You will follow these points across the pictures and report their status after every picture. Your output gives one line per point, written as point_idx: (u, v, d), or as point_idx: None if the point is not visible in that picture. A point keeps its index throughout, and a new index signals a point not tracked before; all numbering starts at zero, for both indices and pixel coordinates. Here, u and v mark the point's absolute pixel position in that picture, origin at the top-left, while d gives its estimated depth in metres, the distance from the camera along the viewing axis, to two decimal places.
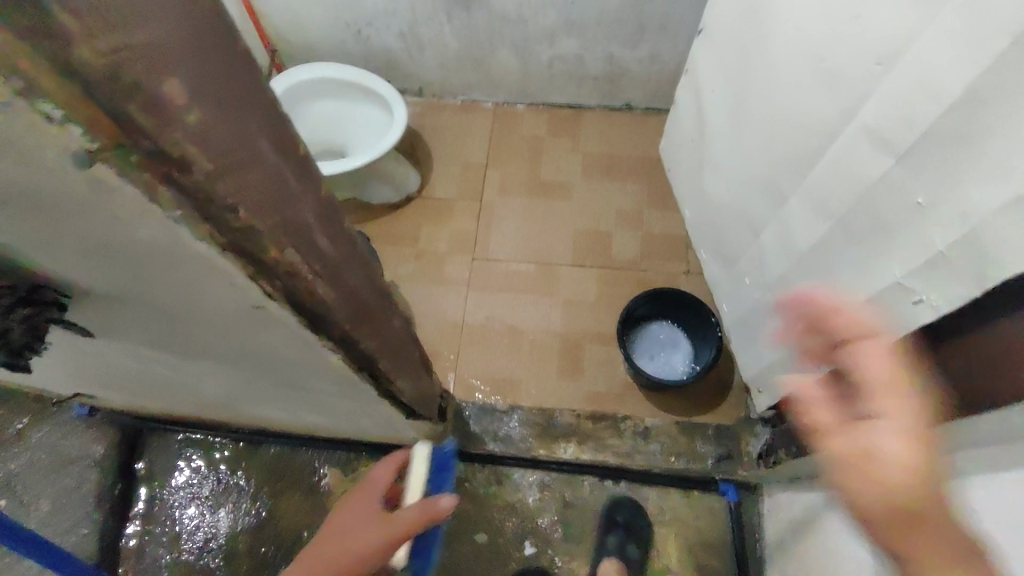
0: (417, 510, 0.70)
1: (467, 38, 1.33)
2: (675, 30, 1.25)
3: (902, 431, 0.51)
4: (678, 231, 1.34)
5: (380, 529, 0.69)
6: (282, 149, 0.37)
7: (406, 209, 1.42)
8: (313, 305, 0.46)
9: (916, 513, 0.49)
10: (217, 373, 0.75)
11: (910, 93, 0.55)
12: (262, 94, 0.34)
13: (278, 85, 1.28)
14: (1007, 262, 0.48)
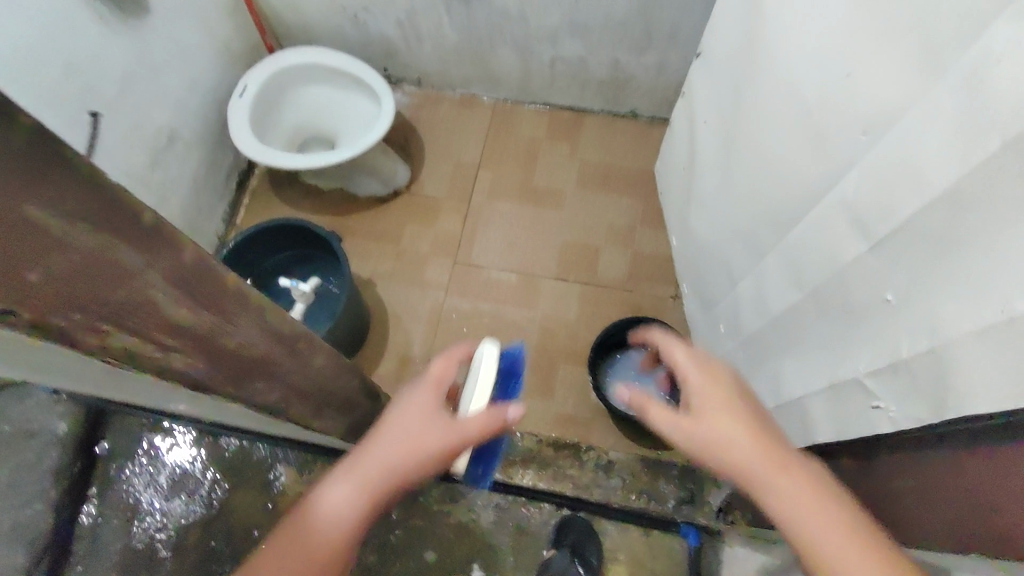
0: (484, 416, 0.64)
1: (466, 32, 1.26)
2: (685, 41, 1.16)
3: (694, 392, 0.61)
4: (667, 253, 1.29)
5: (448, 430, 0.63)
6: (120, 233, 0.33)
7: (392, 204, 1.36)
8: (174, 369, 0.43)
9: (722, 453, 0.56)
10: (135, 395, 0.70)
11: (890, 178, 0.48)
12: (81, 178, 0.30)
13: (266, 69, 1.24)
14: (963, 397, 0.42)
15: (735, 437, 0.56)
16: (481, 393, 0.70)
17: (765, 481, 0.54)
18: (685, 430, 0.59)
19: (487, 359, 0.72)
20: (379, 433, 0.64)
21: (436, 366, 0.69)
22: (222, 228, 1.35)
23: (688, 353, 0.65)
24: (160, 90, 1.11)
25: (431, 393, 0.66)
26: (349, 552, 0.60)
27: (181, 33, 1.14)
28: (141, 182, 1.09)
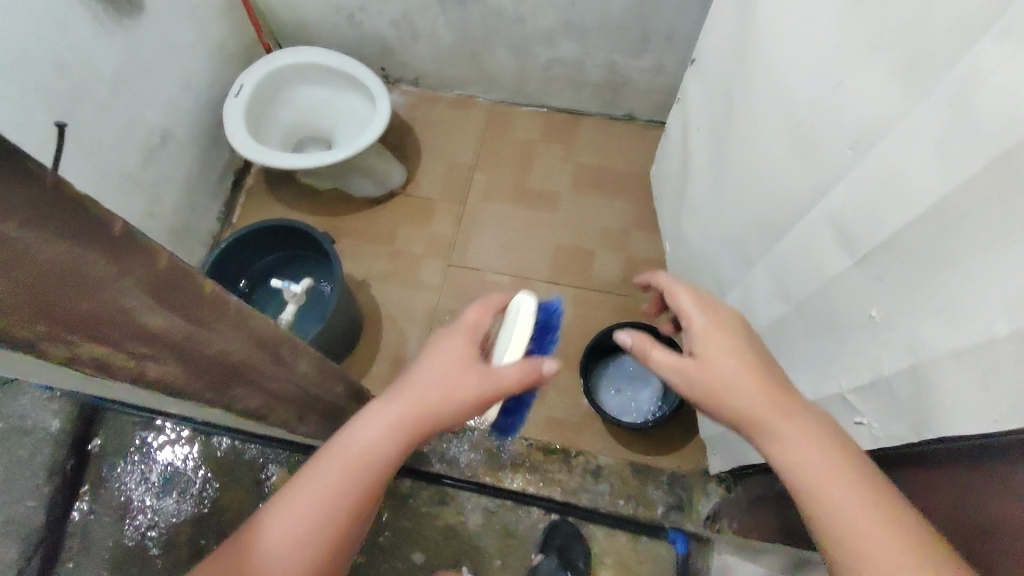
0: (518, 367, 0.62)
1: (462, 32, 1.25)
2: (682, 44, 1.16)
3: (698, 335, 0.59)
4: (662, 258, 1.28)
5: (480, 378, 0.61)
6: (92, 244, 0.33)
7: (387, 205, 1.36)
8: (144, 376, 0.43)
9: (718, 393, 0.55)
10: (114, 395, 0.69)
11: (875, 193, 0.48)
12: (52, 193, 0.30)
13: (262, 68, 1.24)
14: (940, 417, 0.42)
15: (737, 378, 0.54)
16: (516, 346, 0.66)
17: (766, 421, 0.51)
18: (686, 373, 0.58)
19: (523, 312, 0.68)
20: (410, 375, 0.63)
21: (471, 312, 0.67)
22: (216, 226, 1.35)
23: (693, 297, 0.63)
24: (153, 88, 1.11)
25: (464, 339, 0.64)
26: (373, 490, 0.60)
27: (175, 32, 1.14)
28: (133, 181, 1.10)
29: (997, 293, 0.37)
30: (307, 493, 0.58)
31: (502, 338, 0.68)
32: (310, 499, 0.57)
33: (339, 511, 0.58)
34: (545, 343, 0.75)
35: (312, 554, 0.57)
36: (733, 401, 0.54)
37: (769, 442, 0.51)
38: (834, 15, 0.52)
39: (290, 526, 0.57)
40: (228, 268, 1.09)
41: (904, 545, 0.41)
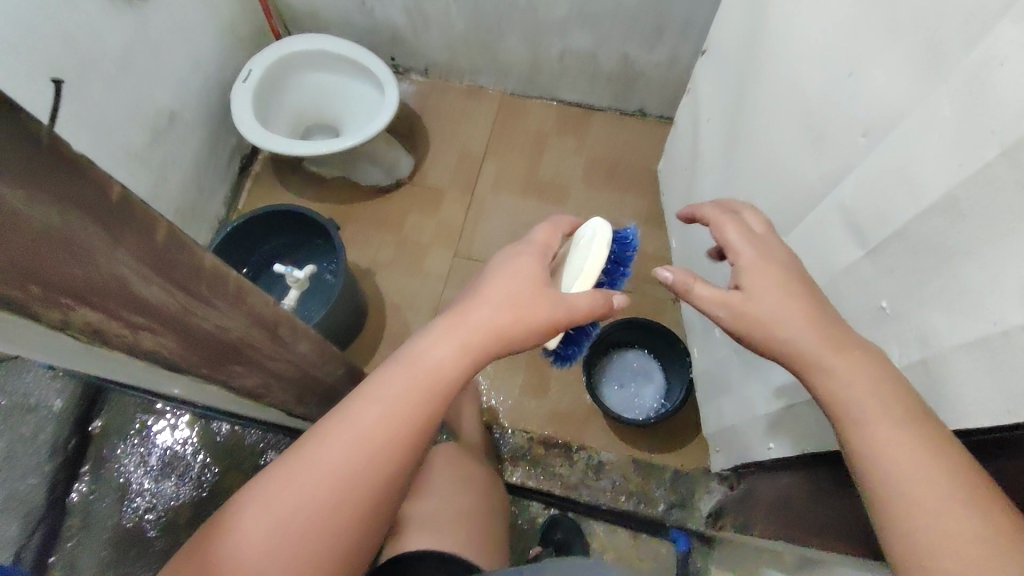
0: (591, 297, 0.62)
1: (474, 20, 1.25)
2: (697, 34, 1.16)
3: (745, 268, 0.55)
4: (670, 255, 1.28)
5: (554, 301, 0.60)
6: (86, 213, 0.32)
7: (394, 194, 1.36)
8: (138, 348, 0.43)
9: (761, 325, 0.52)
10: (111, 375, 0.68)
11: (889, 183, 0.46)
12: (48, 158, 0.29)
13: (271, 54, 1.25)
14: (964, 413, 0.40)
15: (788, 318, 0.51)
16: (587, 275, 0.65)
17: (820, 360, 0.48)
18: (732, 307, 0.54)
19: (597, 242, 0.65)
20: (481, 294, 0.59)
21: (542, 234, 0.66)
22: (223, 211, 1.35)
23: (743, 229, 0.58)
24: (161, 68, 1.11)
25: (536, 259, 0.63)
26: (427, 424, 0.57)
27: (185, 12, 1.14)
28: (140, 159, 1.10)
29: (1013, 284, 0.35)
30: (356, 416, 0.54)
31: (574, 264, 0.66)
32: (362, 424, 0.54)
33: (392, 440, 0.55)
34: (617, 276, 0.78)
35: (358, 483, 0.54)
36: (780, 339, 0.51)
37: (820, 377, 0.48)
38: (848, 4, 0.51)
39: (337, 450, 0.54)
40: (239, 240, 1.09)
41: (950, 482, 0.40)
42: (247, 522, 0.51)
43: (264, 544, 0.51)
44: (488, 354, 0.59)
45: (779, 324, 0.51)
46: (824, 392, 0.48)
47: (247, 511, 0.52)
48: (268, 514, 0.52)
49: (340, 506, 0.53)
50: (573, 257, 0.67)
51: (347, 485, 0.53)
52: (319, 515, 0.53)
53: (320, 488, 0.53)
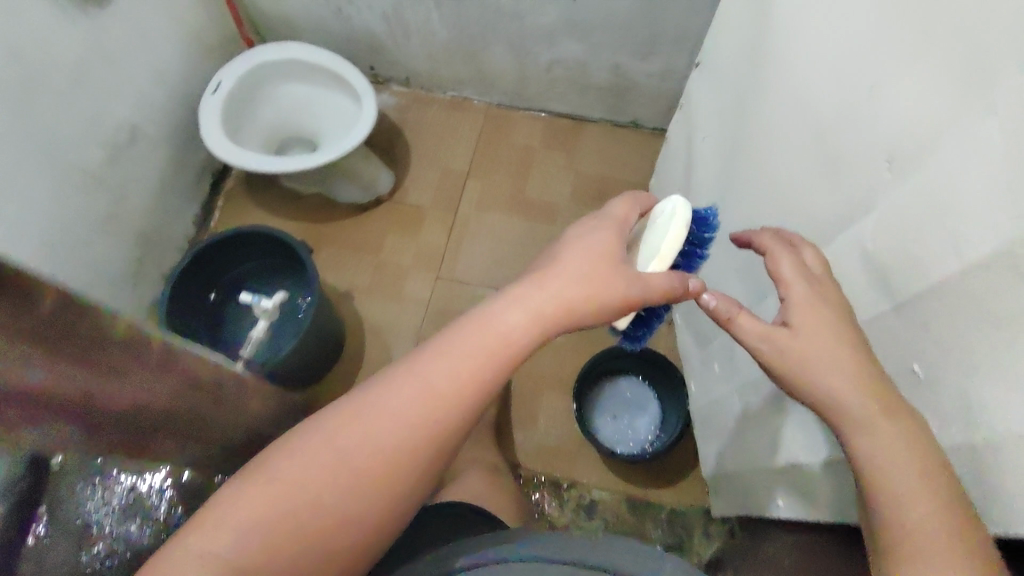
0: (668, 276, 0.58)
1: (457, 29, 1.20)
2: (692, 44, 1.12)
3: (795, 306, 0.47)
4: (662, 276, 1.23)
5: (626, 278, 0.58)
6: None
7: (375, 211, 1.31)
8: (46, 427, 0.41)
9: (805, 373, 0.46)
10: None
11: (923, 222, 0.40)
12: None
13: (242, 65, 1.18)
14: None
15: (842, 375, 0.44)
16: (664, 256, 0.61)
17: (870, 428, 0.42)
18: (775, 346, 0.48)
19: (677, 217, 0.61)
20: (551, 270, 0.59)
21: (619, 207, 0.64)
22: (192, 230, 1.28)
23: (800, 261, 0.50)
24: (120, 80, 1.04)
25: (612, 231, 0.61)
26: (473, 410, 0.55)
27: (148, 20, 1.07)
28: (96, 180, 1.03)
29: None
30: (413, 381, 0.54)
31: (650, 243, 0.63)
32: (417, 394, 0.54)
33: (443, 415, 0.54)
34: (694, 258, 0.70)
35: (403, 452, 0.53)
36: (835, 396, 0.44)
37: (856, 441, 0.42)
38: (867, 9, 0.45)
39: (384, 417, 0.53)
40: (204, 265, 1.01)
41: None
42: (285, 471, 0.51)
43: (292, 490, 0.50)
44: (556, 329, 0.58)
45: (830, 384, 0.44)
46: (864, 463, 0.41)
47: (288, 458, 0.51)
48: (307, 465, 0.51)
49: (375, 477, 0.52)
50: (651, 233, 0.63)
51: (391, 454, 0.52)
52: (357, 478, 0.51)
53: (364, 451, 0.52)
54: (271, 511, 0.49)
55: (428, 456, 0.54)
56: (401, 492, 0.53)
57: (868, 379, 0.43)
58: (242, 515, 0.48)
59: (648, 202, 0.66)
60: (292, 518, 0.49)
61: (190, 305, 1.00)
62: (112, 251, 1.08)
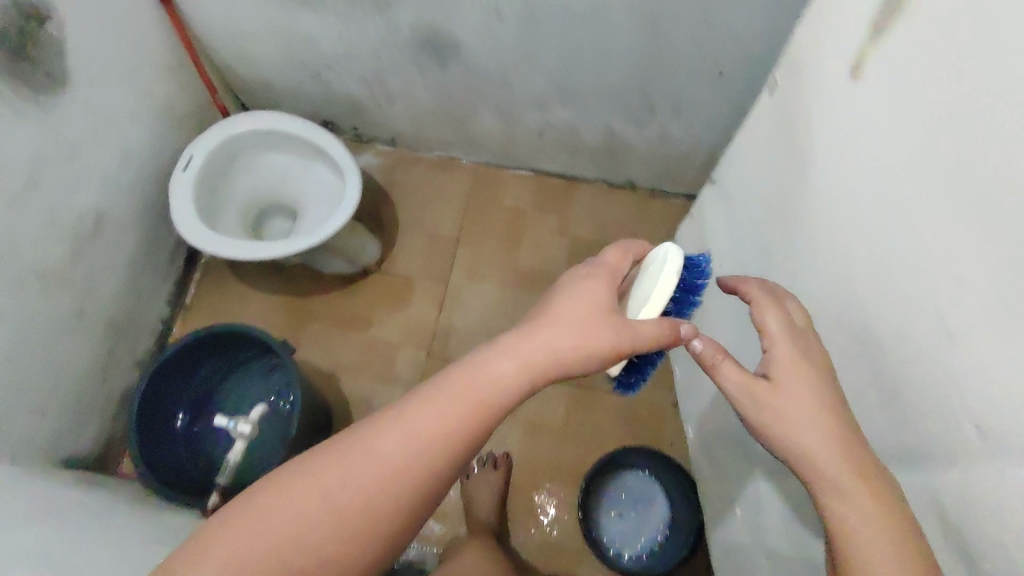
0: (657, 326, 0.61)
1: (442, 94, 1.14)
2: (692, 113, 1.06)
3: (777, 361, 0.53)
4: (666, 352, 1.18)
5: (616, 330, 0.59)
6: None
7: (363, 283, 1.25)
8: None
9: (785, 434, 0.51)
10: None
11: (1000, 426, 0.38)
12: None
13: (215, 136, 1.10)
14: None
15: (814, 431, 0.49)
16: (653, 304, 0.64)
17: (832, 478, 0.47)
18: (754, 398, 0.53)
19: (666, 268, 0.65)
20: (545, 320, 0.60)
21: (612, 256, 0.65)
22: (167, 311, 1.20)
23: (785, 319, 0.55)
24: (81, 170, 0.96)
25: (605, 281, 0.62)
26: (460, 457, 0.57)
27: (112, 101, 0.99)
28: (60, 280, 0.95)
29: None
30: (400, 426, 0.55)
31: (640, 292, 0.66)
32: (404, 438, 0.55)
33: (430, 460, 0.55)
34: (685, 304, 0.75)
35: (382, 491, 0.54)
36: (810, 452, 0.49)
37: (828, 500, 0.47)
38: (891, 158, 0.46)
39: (373, 459, 0.54)
40: (173, 373, 0.97)
41: None
42: (271, 508, 0.52)
43: (268, 532, 0.51)
44: (545, 377, 0.59)
45: (808, 444, 0.49)
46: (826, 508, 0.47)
47: (275, 496, 0.52)
48: (291, 503, 0.52)
49: (353, 519, 0.53)
50: (642, 281, 0.66)
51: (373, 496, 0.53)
52: (339, 518, 0.52)
53: (344, 490, 0.53)
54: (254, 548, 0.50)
55: (411, 500, 0.55)
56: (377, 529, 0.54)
57: (844, 444, 0.49)
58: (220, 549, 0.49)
59: (641, 249, 0.68)
60: (273, 555, 0.50)
61: (154, 416, 0.96)
62: (79, 351, 1.00)
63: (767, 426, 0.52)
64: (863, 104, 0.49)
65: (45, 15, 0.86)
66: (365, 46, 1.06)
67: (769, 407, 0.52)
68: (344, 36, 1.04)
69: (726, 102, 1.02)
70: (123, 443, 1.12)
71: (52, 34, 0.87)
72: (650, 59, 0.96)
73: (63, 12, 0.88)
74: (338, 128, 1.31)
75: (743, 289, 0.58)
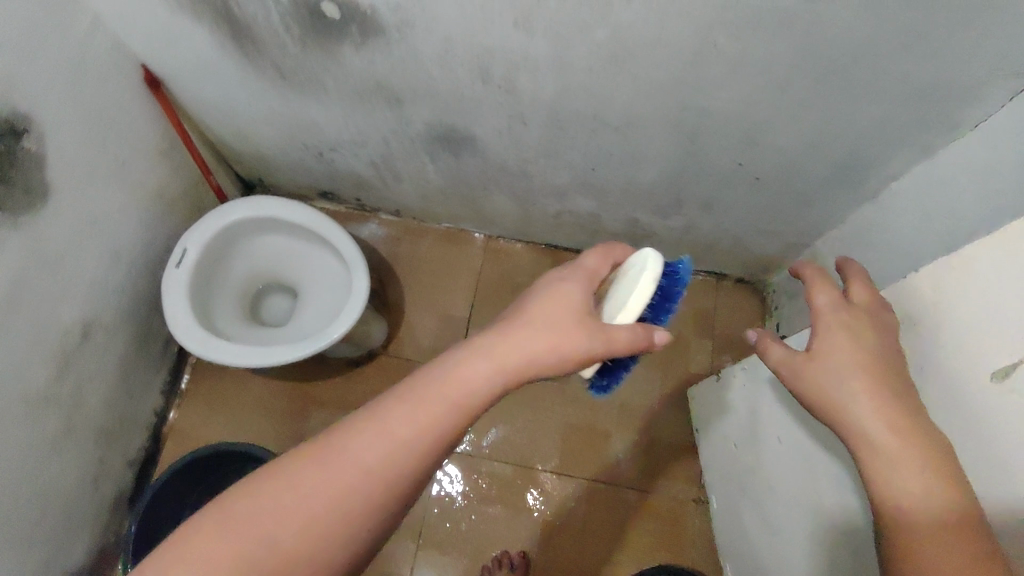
0: (633, 330, 0.59)
1: (455, 179, 1.07)
2: (721, 211, 1.02)
3: (821, 336, 0.61)
4: (683, 442, 1.21)
5: (590, 332, 0.58)
6: None
7: (367, 367, 1.21)
8: None
9: (823, 394, 0.59)
10: None
11: None
12: None
13: (212, 226, 1.02)
14: None
15: (848, 390, 0.57)
16: (631, 308, 0.60)
17: (863, 427, 0.55)
18: (796, 368, 0.63)
19: (647, 271, 0.60)
20: (520, 322, 0.59)
21: (591, 259, 0.63)
22: (160, 401, 1.15)
23: (834, 294, 0.63)
24: (67, 281, 0.87)
25: (583, 287, 0.61)
26: (445, 446, 0.55)
27: (99, 201, 0.90)
28: (47, 403, 0.87)
29: None
30: (379, 428, 0.53)
31: (618, 295, 0.62)
32: (378, 438, 0.53)
33: (407, 460, 0.53)
34: (663, 311, 0.72)
35: (366, 485, 0.52)
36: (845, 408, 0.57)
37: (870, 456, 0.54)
38: None
39: (345, 458, 0.52)
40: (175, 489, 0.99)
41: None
42: (245, 515, 0.49)
43: (246, 532, 0.49)
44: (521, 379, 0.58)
45: (846, 408, 0.57)
46: (864, 455, 0.55)
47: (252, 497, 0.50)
48: (265, 511, 0.50)
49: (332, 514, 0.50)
50: (621, 285, 0.62)
51: (348, 501, 0.51)
52: (314, 524, 0.50)
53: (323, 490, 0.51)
54: (233, 557, 0.48)
55: (389, 493, 0.53)
56: (358, 522, 0.51)
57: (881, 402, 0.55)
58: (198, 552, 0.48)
59: (622, 256, 0.66)
60: (250, 566, 0.48)
61: (154, 516, 0.96)
62: (68, 469, 0.93)
63: (805, 385, 0.61)
64: (1006, 409, 0.49)
65: (23, 130, 0.76)
66: (375, 134, 0.98)
67: (811, 374, 0.61)
68: (352, 124, 0.96)
69: (758, 199, 0.97)
70: (114, 547, 1.07)
71: (31, 148, 0.78)
72: (682, 163, 0.91)
73: (43, 119, 0.79)
74: (339, 198, 1.24)
75: (809, 276, 0.66)
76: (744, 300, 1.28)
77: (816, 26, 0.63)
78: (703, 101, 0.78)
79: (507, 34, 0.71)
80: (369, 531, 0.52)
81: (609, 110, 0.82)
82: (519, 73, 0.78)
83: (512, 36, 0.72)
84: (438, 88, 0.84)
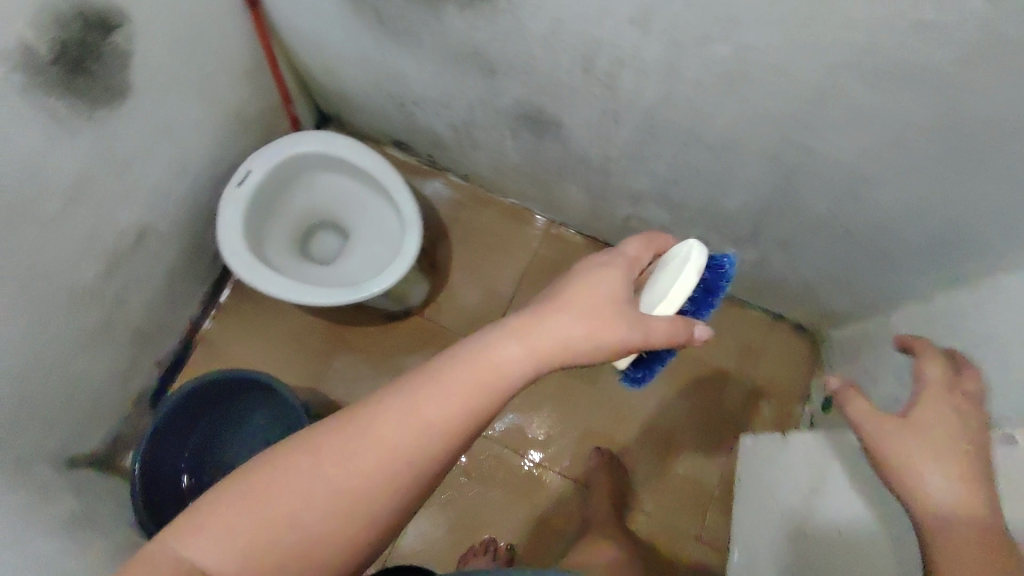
0: (672, 323, 0.58)
1: (532, 160, 1.02)
2: (801, 253, 0.95)
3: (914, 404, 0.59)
4: (699, 477, 1.17)
5: (629, 322, 0.56)
6: None
7: (401, 324, 1.20)
8: None
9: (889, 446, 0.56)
10: None
11: None
12: None
13: (281, 155, 1.01)
14: None
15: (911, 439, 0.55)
16: (671, 300, 0.61)
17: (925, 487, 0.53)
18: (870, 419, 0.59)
19: (689, 264, 0.61)
20: (555, 306, 0.55)
21: (633, 247, 0.61)
22: (199, 310, 1.17)
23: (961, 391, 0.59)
24: (131, 184, 0.87)
25: (619, 273, 0.58)
26: (476, 429, 0.52)
27: (177, 111, 0.90)
28: (91, 297, 0.89)
29: None
30: (406, 407, 0.49)
31: (657, 288, 0.62)
32: (405, 419, 0.49)
33: (435, 443, 0.49)
34: (705, 305, 0.68)
35: (392, 468, 0.48)
36: (927, 498, 0.52)
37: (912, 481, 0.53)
38: None
39: (370, 437, 0.48)
40: (205, 394, 1.02)
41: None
42: (268, 490, 0.46)
43: (268, 509, 0.46)
44: (558, 366, 0.55)
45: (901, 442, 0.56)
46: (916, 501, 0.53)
47: (273, 470, 0.47)
48: (283, 494, 0.46)
49: (356, 495, 0.47)
50: (661, 277, 0.62)
51: (373, 485, 0.48)
52: (337, 507, 0.47)
53: (349, 471, 0.47)
54: (253, 543, 0.45)
55: (415, 476, 0.49)
56: (383, 506, 0.48)
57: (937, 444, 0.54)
58: (220, 525, 0.45)
59: (664, 244, 0.64)
60: (276, 549, 0.45)
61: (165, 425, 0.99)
62: (100, 362, 0.96)
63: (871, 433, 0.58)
64: None
65: (115, 24, 0.74)
66: (460, 98, 0.94)
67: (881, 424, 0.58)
68: (439, 84, 0.93)
69: (842, 252, 0.91)
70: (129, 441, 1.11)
71: (117, 43, 0.76)
72: (772, 198, 0.85)
73: (136, 19, 0.77)
74: (411, 150, 1.21)
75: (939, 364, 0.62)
76: (799, 348, 1.21)
77: (968, 91, 0.56)
78: (814, 143, 0.71)
79: (623, 28, 0.66)
80: (392, 514, 0.49)
81: (709, 128, 0.76)
82: (625, 71, 0.72)
83: (625, 31, 0.66)
84: (536, 68, 0.79)
